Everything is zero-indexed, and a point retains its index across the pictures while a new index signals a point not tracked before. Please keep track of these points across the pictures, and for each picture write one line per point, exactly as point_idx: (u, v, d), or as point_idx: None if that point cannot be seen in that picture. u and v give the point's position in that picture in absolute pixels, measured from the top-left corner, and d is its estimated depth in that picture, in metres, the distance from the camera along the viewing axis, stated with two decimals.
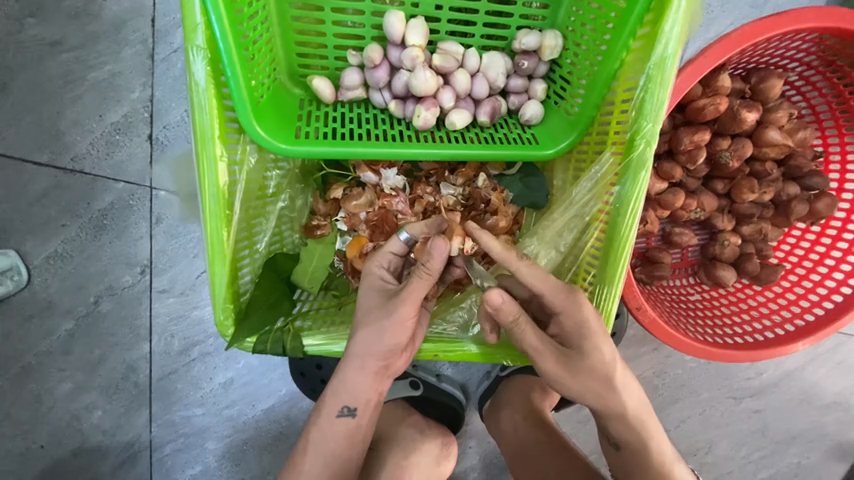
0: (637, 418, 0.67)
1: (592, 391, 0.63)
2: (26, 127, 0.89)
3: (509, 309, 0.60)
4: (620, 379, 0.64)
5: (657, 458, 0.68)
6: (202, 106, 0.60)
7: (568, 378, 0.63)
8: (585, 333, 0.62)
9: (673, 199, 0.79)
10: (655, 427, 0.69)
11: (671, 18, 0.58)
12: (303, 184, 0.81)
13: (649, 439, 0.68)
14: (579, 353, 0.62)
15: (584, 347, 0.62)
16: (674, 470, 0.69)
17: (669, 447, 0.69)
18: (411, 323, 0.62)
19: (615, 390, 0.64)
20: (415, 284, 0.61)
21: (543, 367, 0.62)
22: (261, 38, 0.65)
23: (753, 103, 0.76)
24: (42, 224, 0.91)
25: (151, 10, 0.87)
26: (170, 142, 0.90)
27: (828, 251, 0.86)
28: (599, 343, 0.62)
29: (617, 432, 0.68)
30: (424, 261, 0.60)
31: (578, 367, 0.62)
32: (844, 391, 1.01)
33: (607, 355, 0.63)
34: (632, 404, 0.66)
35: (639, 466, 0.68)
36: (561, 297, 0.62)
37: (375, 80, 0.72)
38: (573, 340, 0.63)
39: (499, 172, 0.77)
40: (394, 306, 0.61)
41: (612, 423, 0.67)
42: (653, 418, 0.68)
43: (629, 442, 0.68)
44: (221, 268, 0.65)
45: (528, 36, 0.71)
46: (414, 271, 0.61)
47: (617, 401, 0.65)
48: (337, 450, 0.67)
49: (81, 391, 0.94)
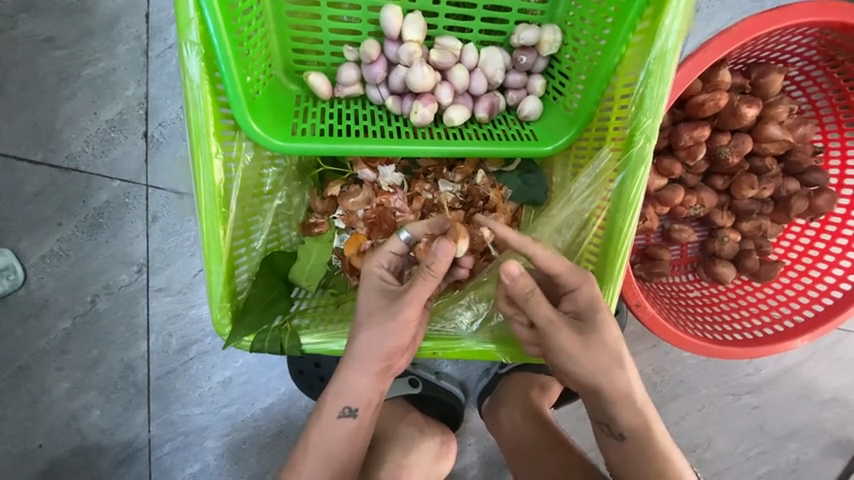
0: (642, 404, 0.66)
1: (602, 367, 0.63)
2: (19, 125, 0.88)
3: (525, 282, 0.59)
4: (628, 358, 0.64)
5: (662, 446, 0.66)
6: (196, 102, 0.59)
7: (580, 349, 0.62)
8: (599, 306, 0.62)
9: (673, 196, 0.79)
10: (655, 417, 0.67)
11: (671, 12, 0.58)
12: (300, 181, 0.80)
13: (654, 427, 0.66)
14: (593, 326, 0.62)
15: (598, 320, 0.62)
16: (678, 461, 0.67)
17: (670, 439, 0.67)
18: (414, 324, 0.62)
19: (623, 368, 0.64)
20: (420, 285, 0.60)
21: (557, 340, 0.62)
22: (256, 33, 0.65)
23: (754, 99, 0.76)
24: (37, 223, 0.90)
25: (145, 6, 0.87)
26: (165, 139, 0.89)
27: (827, 247, 0.86)
28: (610, 318, 0.63)
29: (623, 420, 0.66)
30: (429, 263, 0.59)
31: (591, 339, 0.62)
32: (842, 386, 1.01)
33: (616, 331, 0.63)
34: (637, 388, 0.65)
35: (647, 455, 0.65)
36: (575, 275, 0.62)
37: (372, 76, 0.71)
38: (587, 314, 0.62)
39: (497, 168, 0.77)
40: (398, 307, 0.61)
41: (618, 410, 0.65)
42: (654, 409, 0.67)
43: (633, 431, 0.66)
44: (217, 266, 0.64)
45: (527, 31, 0.70)
46: (418, 273, 0.60)
47: (624, 381, 0.64)
48: (341, 451, 0.67)
49: (78, 390, 0.94)
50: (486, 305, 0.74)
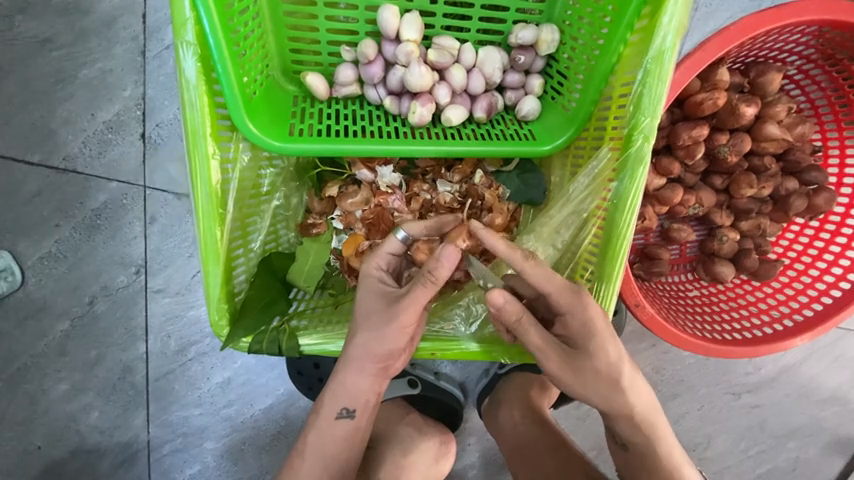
0: (648, 420, 0.66)
1: (598, 392, 0.63)
2: (16, 126, 0.88)
3: (512, 309, 0.58)
4: (627, 381, 0.63)
5: (664, 458, 0.68)
6: (192, 102, 0.59)
7: (571, 376, 0.61)
8: (591, 332, 0.61)
9: (671, 195, 0.78)
10: (662, 427, 0.68)
11: (669, 11, 0.58)
12: (298, 182, 0.79)
13: (658, 441, 0.68)
14: (585, 354, 0.61)
15: (590, 347, 0.61)
16: (681, 471, 0.69)
17: (676, 449, 0.69)
18: (410, 330, 0.62)
19: (624, 392, 0.63)
20: (420, 291, 0.60)
21: (545, 364, 0.61)
22: (252, 33, 0.64)
23: (752, 98, 0.76)
24: (35, 224, 0.90)
25: (141, 7, 0.86)
26: (162, 140, 0.89)
27: (827, 246, 0.86)
28: (605, 343, 0.61)
29: (626, 435, 0.67)
30: (431, 268, 0.58)
31: (582, 366, 0.61)
32: (842, 385, 1.01)
33: (613, 355, 0.62)
34: (640, 406, 0.65)
35: (648, 465, 0.68)
36: (567, 297, 0.60)
37: (370, 76, 0.71)
38: (579, 340, 0.61)
39: (496, 168, 0.76)
40: (395, 313, 0.60)
41: (621, 426, 0.66)
42: (661, 420, 0.67)
43: (636, 444, 0.68)
44: (214, 268, 0.64)
45: (525, 30, 0.70)
46: (418, 279, 0.60)
47: (624, 403, 0.64)
48: (337, 452, 0.67)
49: (77, 391, 0.93)
50: (484, 306, 0.73)
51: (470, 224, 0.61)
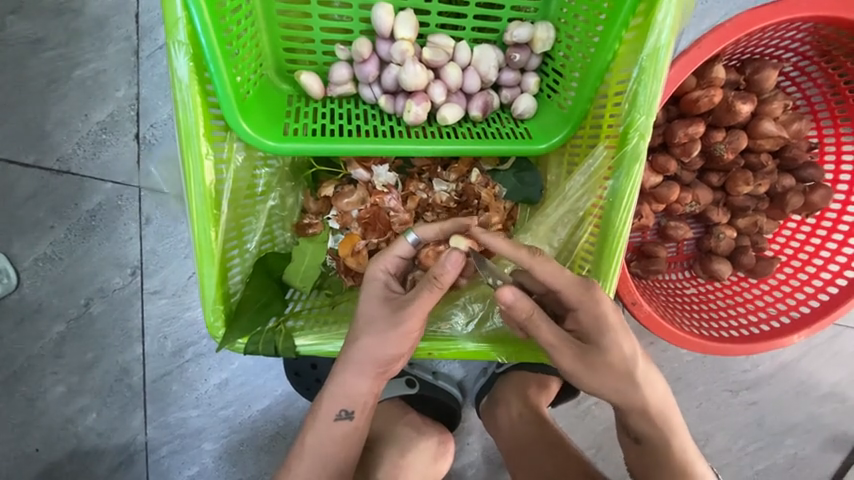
0: (661, 415, 0.67)
1: (611, 386, 0.63)
2: (9, 127, 0.88)
3: (522, 306, 0.57)
4: (642, 374, 0.63)
5: (678, 454, 0.68)
6: (185, 102, 0.58)
7: (584, 372, 0.61)
8: (604, 328, 0.61)
9: (668, 193, 0.78)
10: (676, 422, 0.68)
11: (663, 8, 0.58)
12: (293, 182, 0.79)
13: (671, 434, 0.68)
14: (598, 349, 0.61)
15: (604, 342, 0.61)
16: (696, 467, 0.69)
17: (689, 442, 0.69)
18: (415, 335, 0.62)
19: (638, 385, 0.64)
20: (425, 296, 0.59)
21: (559, 361, 0.61)
22: (245, 33, 0.64)
23: (748, 95, 0.76)
24: (30, 226, 0.89)
25: (134, 6, 0.86)
26: (157, 141, 0.88)
27: (823, 243, 0.85)
28: (619, 337, 0.61)
29: (639, 428, 0.68)
30: (436, 273, 0.58)
31: (596, 361, 0.61)
32: (840, 381, 1.01)
33: (627, 350, 0.62)
34: (653, 400, 0.66)
35: (661, 459, 0.68)
36: (578, 294, 0.60)
37: (364, 75, 0.71)
38: (592, 336, 0.61)
39: (492, 167, 0.76)
40: (401, 318, 0.60)
41: (635, 419, 0.67)
42: (675, 413, 0.68)
43: (650, 438, 0.68)
44: (209, 269, 0.64)
45: (520, 28, 0.69)
46: (423, 284, 0.60)
47: (638, 395, 0.64)
48: (337, 452, 0.67)
49: (74, 394, 0.93)
50: (482, 305, 0.74)
51: (474, 228, 0.63)
